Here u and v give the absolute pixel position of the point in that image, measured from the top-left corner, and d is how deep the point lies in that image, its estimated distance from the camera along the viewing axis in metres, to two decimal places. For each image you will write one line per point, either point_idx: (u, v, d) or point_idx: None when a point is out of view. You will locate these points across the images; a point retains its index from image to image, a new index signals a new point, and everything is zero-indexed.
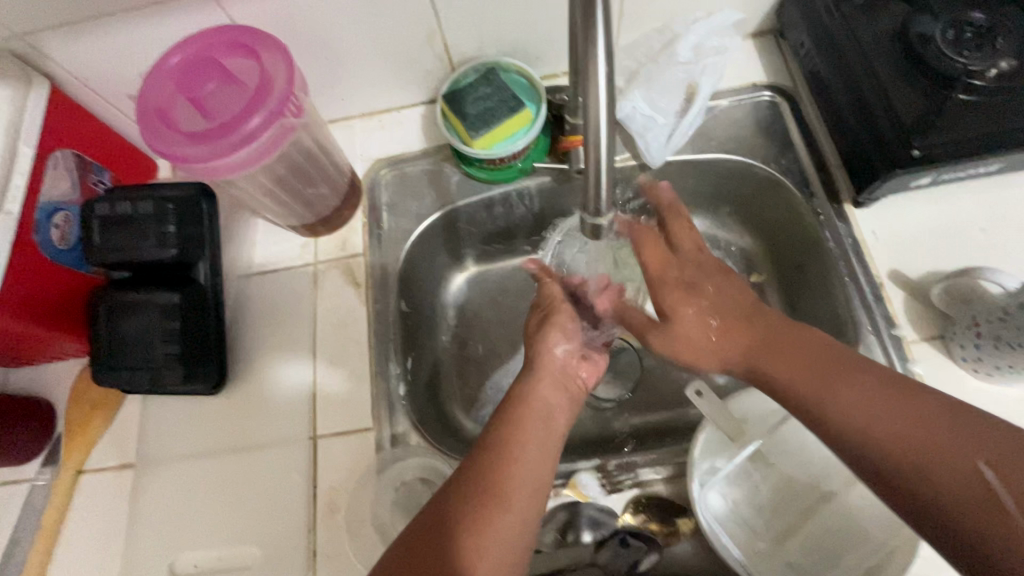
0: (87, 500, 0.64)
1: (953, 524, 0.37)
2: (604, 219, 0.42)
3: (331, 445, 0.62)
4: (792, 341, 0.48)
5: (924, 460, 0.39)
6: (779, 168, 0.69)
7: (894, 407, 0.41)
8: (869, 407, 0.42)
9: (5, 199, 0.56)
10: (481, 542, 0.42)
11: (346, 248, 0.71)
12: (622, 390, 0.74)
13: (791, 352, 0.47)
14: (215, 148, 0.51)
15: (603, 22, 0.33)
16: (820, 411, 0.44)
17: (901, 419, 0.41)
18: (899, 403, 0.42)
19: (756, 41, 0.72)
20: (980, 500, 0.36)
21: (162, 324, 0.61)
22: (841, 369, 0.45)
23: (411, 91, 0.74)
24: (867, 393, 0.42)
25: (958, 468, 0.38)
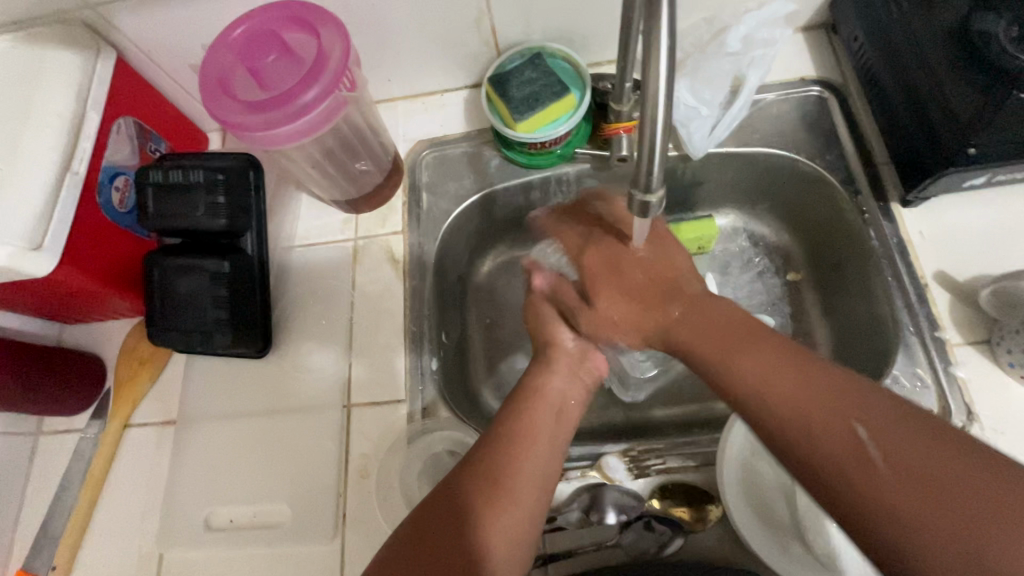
0: (132, 453, 0.67)
1: (821, 469, 0.39)
2: (654, 196, 0.42)
3: (363, 414, 0.64)
4: (689, 306, 0.54)
5: (808, 420, 0.40)
6: (824, 163, 0.68)
7: (760, 358, 0.45)
8: (758, 366, 0.45)
9: (73, 161, 0.59)
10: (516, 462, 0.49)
11: (385, 225, 0.73)
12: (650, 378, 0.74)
13: (686, 316, 0.53)
14: (273, 117, 0.53)
15: (668, 0, 0.34)
16: (715, 371, 0.48)
17: (784, 393, 0.42)
18: (793, 373, 0.43)
19: (806, 35, 0.71)
20: (850, 452, 0.38)
21: (212, 289, 0.64)
22: (733, 338, 0.48)
23: (456, 75, 0.75)
24: (761, 365, 0.45)
25: (831, 426, 0.39)
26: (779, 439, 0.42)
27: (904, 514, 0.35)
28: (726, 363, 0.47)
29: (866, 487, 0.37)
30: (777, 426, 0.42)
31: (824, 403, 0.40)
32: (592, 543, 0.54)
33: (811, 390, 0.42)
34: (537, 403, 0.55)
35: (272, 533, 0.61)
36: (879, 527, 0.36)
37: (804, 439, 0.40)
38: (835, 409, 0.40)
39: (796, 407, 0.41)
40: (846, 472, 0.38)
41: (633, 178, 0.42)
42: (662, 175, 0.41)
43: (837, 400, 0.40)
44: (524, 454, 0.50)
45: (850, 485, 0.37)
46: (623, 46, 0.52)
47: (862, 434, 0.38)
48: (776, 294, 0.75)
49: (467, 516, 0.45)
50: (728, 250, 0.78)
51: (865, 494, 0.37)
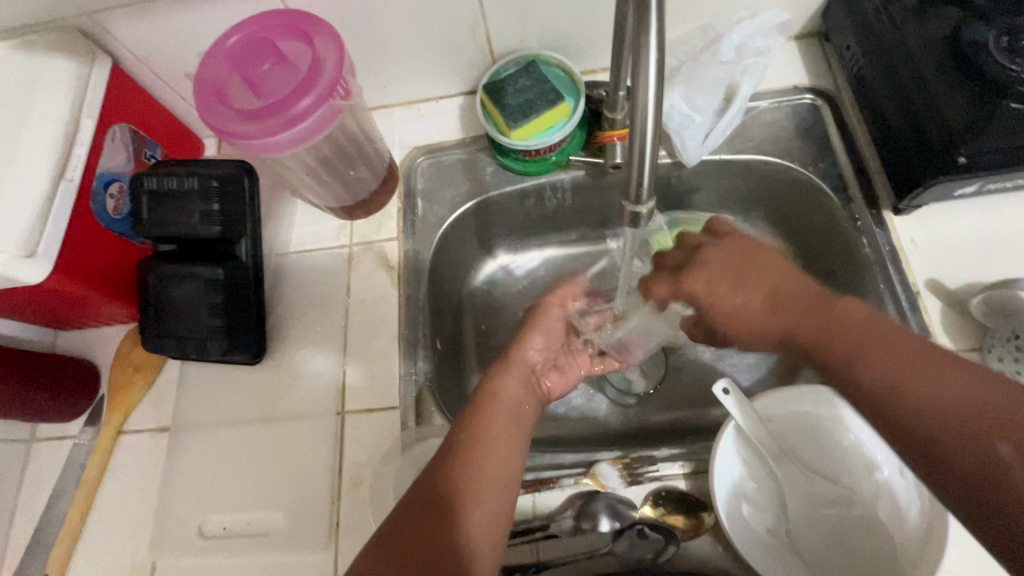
0: (125, 459, 0.67)
1: (942, 477, 0.39)
2: (643, 205, 0.42)
3: (358, 421, 0.64)
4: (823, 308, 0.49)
5: (938, 428, 0.39)
6: (817, 171, 0.68)
7: (887, 361, 0.43)
8: (894, 369, 0.43)
9: (67, 167, 0.58)
10: (476, 468, 0.48)
11: (380, 231, 0.73)
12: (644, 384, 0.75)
13: (815, 313, 0.49)
14: (266, 126, 0.53)
15: (658, 12, 0.35)
16: (840, 371, 0.46)
17: (944, 406, 0.40)
18: (930, 379, 0.41)
19: (800, 44, 0.72)
20: (979, 463, 0.37)
21: (206, 297, 0.64)
22: (857, 337, 0.46)
23: (452, 82, 0.75)
24: (887, 370, 0.43)
25: (975, 438, 0.38)
26: (907, 437, 0.41)
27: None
28: (853, 366, 0.45)
29: (997, 499, 0.36)
30: (909, 431, 0.41)
31: (977, 415, 0.38)
32: (585, 551, 0.54)
33: (947, 400, 0.40)
34: (494, 403, 0.54)
35: (265, 541, 0.61)
36: (991, 534, 0.36)
37: (940, 454, 0.39)
38: (962, 419, 0.39)
39: (920, 412, 0.40)
40: (983, 485, 0.36)
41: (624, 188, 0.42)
42: (653, 185, 0.42)
43: (956, 407, 0.39)
44: (482, 458, 0.49)
45: (986, 500, 0.36)
46: (615, 55, 0.53)
47: (1005, 450, 0.36)
48: None
49: (448, 509, 0.45)
50: None
51: (976, 504, 0.37)
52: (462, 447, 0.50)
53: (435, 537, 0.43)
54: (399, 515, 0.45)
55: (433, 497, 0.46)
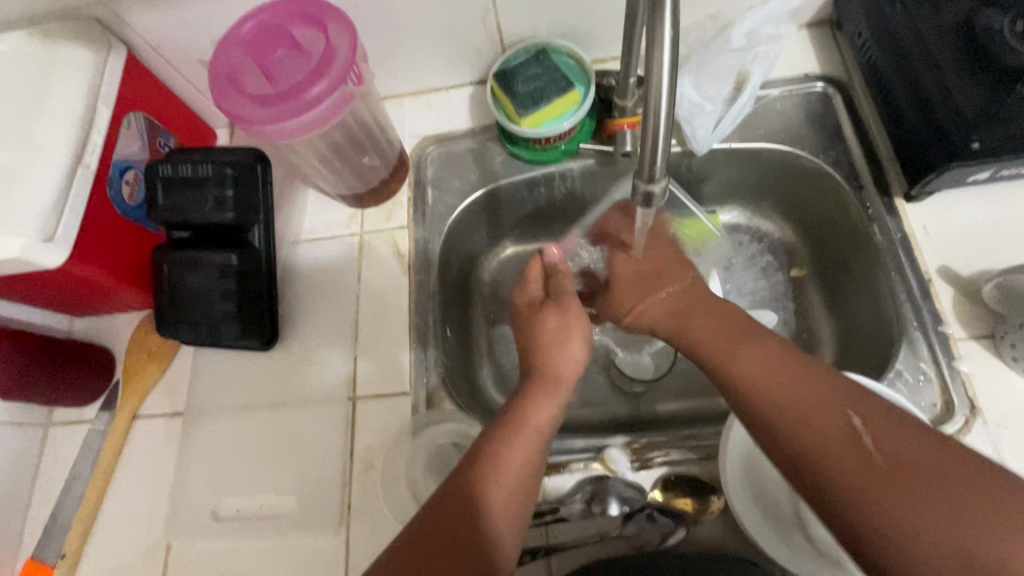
0: (140, 443, 0.68)
1: (803, 455, 0.41)
2: (657, 185, 0.43)
3: (368, 407, 0.65)
4: (707, 310, 0.55)
5: (794, 410, 0.43)
6: (828, 159, 0.68)
7: (753, 355, 0.47)
8: (760, 364, 0.47)
9: (84, 154, 0.60)
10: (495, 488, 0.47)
11: (390, 220, 0.73)
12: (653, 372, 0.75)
13: (698, 319, 0.55)
14: (280, 111, 0.53)
15: None
16: (715, 365, 0.49)
17: (801, 394, 0.43)
18: (787, 369, 0.45)
19: (811, 32, 0.72)
20: (835, 439, 0.40)
21: (220, 283, 0.65)
22: (732, 336, 0.51)
23: (462, 71, 0.76)
24: (760, 361, 0.47)
25: (824, 414, 0.41)
26: (773, 423, 0.43)
27: (871, 493, 0.37)
28: (726, 366, 0.49)
29: (845, 469, 0.39)
30: (771, 422, 0.43)
31: (827, 396, 0.42)
32: (595, 535, 0.54)
33: (811, 387, 0.43)
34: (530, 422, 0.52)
35: (277, 524, 0.62)
36: (844, 502, 0.38)
37: (808, 437, 0.41)
38: (818, 403, 0.42)
39: (791, 397, 0.43)
40: (838, 459, 0.39)
41: (636, 169, 0.43)
42: (666, 166, 0.42)
43: (817, 391, 0.43)
44: (504, 477, 0.48)
45: (837, 470, 0.39)
46: (626, 40, 0.53)
47: (855, 422, 0.40)
48: (780, 291, 0.76)
49: (469, 524, 0.45)
50: (733, 246, 0.78)
51: (836, 476, 0.39)
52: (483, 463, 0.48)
53: (460, 553, 0.44)
54: (418, 528, 0.45)
55: (465, 511, 0.46)
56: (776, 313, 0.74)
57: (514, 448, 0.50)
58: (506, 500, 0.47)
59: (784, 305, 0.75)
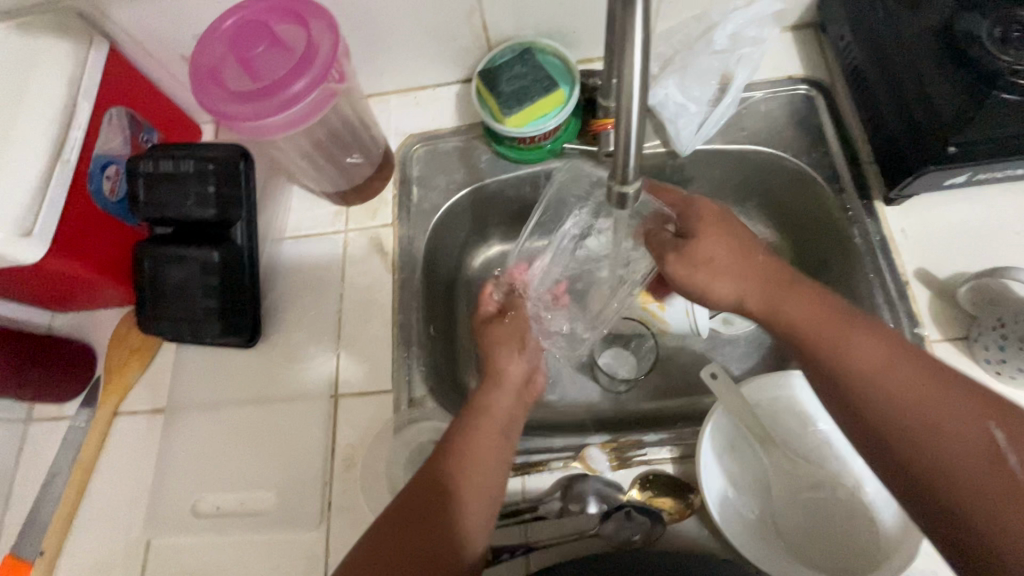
0: (120, 440, 0.68)
1: (919, 461, 0.44)
2: (629, 186, 0.43)
3: (351, 404, 0.65)
4: (800, 293, 0.52)
5: (916, 415, 0.45)
6: (810, 161, 0.68)
7: (863, 348, 0.48)
8: (879, 361, 0.47)
9: (63, 150, 0.59)
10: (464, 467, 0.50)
11: (375, 218, 0.73)
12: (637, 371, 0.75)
13: (793, 294, 0.53)
14: (260, 108, 0.53)
15: None
16: (829, 355, 0.49)
17: (923, 397, 0.45)
18: (915, 373, 0.46)
19: (794, 34, 0.72)
20: (974, 452, 0.42)
21: (202, 279, 0.64)
22: (842, 320, 0.50)
23: (448, 69, 0.76)
24: (879, 359, 0.47)
25: (962, 428, 0.43)
26: (884, 425, 0.46)
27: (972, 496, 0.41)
28: (838, 354, 0.49)
29: (958, 472, 0.42)
30: (891, 419, 0.45)
31: (959, 407, 0.44)
32: (573, 532, 0.55)
33: (923, 394, 0.45)
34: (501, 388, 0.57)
35: (258, 520, 0.62)
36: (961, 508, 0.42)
37: (921, 442, 0.44)
38: (936, 411, 0.44)
39: (895, 403, 0.45)
40: (971, 472, 0.42)
41: (611, 170, 0.43)
42: (639, 168, 0.43)
43: (940, 394, 0.45)
44: (471, 456, 0.51)
45: (944, 476, 0.43)
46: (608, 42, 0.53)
47: (997, 436, 0.42)
48: None
49: (441, 498, 0.48)
50: None
51: (951, 478, 0.42)
52: (451, 444, 0.52)
53: (436, 509, 0.48)
54: (405, 496, 0.49)
55: (440, 475, 0.50)
56: None
57: (489, 404, 0.55)
58: (475, 482, 0.50)
59: None
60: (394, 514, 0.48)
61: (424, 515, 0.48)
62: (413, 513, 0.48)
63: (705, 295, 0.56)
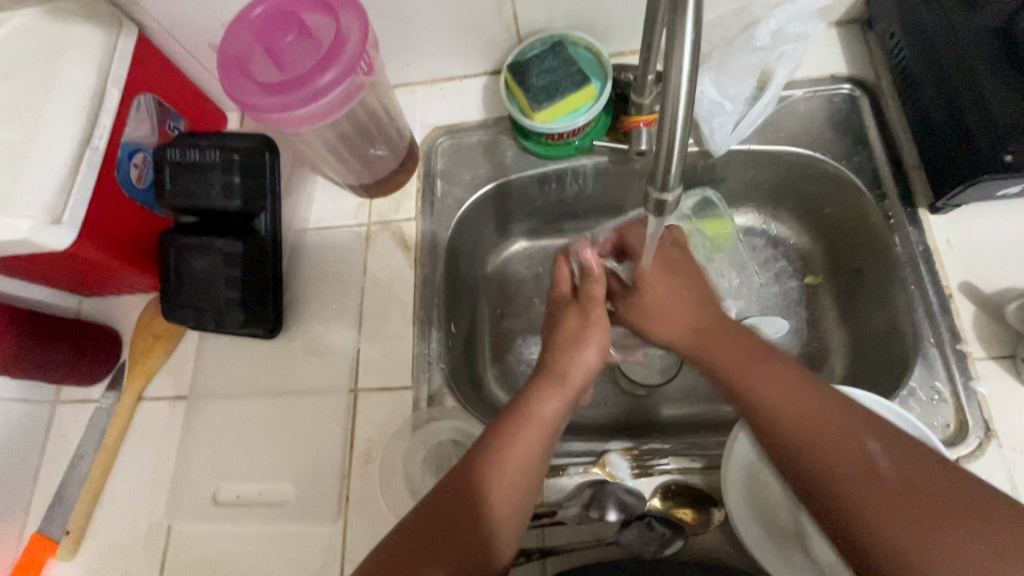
0: (144, 425, 0.69)
1: (835, 491, 0.43)
2: (671, 196, 0.41)
3: (370, 399, 0.65)
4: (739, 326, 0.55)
5: (825, 441, 0.44)
6: (851, 165, 0.66)
7: (772, 374, 0.48)
8: (784, 387, 0.47)
9: (93, 136, 0.59)
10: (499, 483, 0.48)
11: (398, 211, 0.72)
12: (656, 377, 0.74)
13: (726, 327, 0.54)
14: (288, 100, 0.52)
15: None
16: (734, 383, 0.50)
17: (822, 421, 0.45)
18: (816, 398, 0.46)
19: (839, 30, 0.69)
20: (859, 475, 0.42)
21: (225, 270, 0.64)
22: (757, 351, 0.51)
23: (476, 61, 0.74)
24: (780, 385, 0.48)
25: (845, 448, 0.43)
26: (792, 453, 0.45)
27: (883, 529, 0.40)
28: (745, 387, 0.49)
29: (864, 503, 0.41)
30: (795, 440, 0.45)
31: (849, 424, 0.44)
32: (591, 539, 0.55)
33: (829, 418, 0.45)
34: (535, 428, 0.50)
35: (276, 512, 0.62)
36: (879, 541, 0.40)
37: (831, 466, 0.43)
38: (843, 432, 0.44)
39: (799, 426, 0.45)
40: (854, 490, 0.42)
41: (650, 176, 0.41)
42: (680, 174, 0.40)
43: (829, 418, 0.45)
44: (511, 468, 0.48)
45: (863, 512, 0.41)
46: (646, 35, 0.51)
47: (873, 449, 0.43)
48: (793, 298, 0.73)
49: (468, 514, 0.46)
50: (745, 251, 0.76)
51: (863, 509, 0.41)
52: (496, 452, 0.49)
53: (458, 527, 0.46)
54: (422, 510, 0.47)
55: (463, 493, 0.47)
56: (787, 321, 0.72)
57: (543, 408, 0.52)
58: (507, 498, 0.48)
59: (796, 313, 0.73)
60: (415, 521, 0.46)
61: (444, 530, 0.46)
62: (434, 522, 0.46)
63: (651, 304, 0.60)
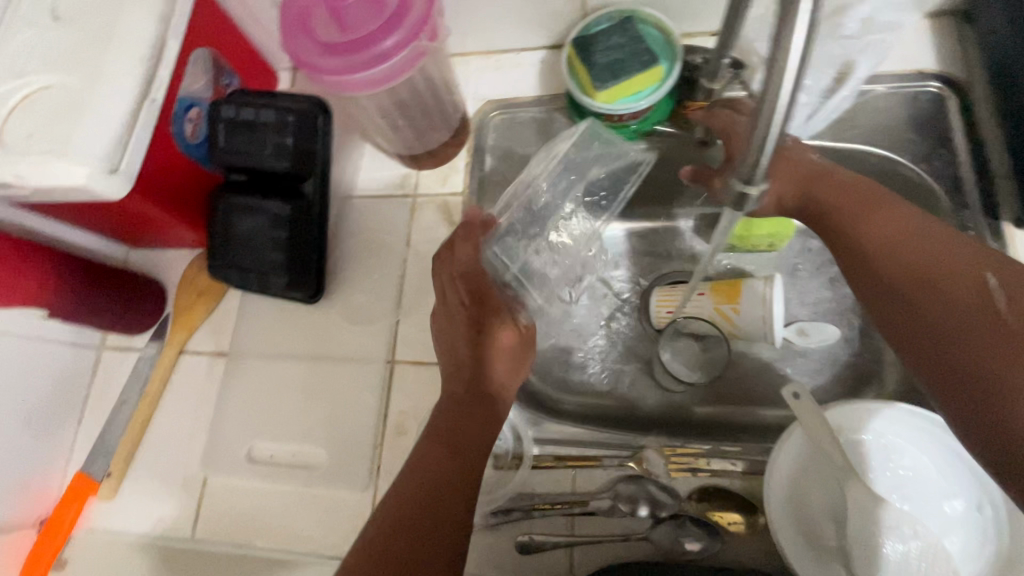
0: (185, 377, 0.70)
1: (935, 320, 0.45)
2: (755, 188, 0.37)
3: (406, 370, 0.65)
4: (863, 189, 0.54)
5: (925, 274, 0.47)
6: (930, 169, 0.62)
7: (889, 216, 0.52)
8: (896, 230, 0.51)
9: (152, 88, 0.58)
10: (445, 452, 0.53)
11: (446, 184, 0.71)
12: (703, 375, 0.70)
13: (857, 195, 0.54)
14: (351, 62, 0.51)
15: None
16: (843, 227, 0.54)
17: (919, 253, 0.49)
18: (918, 237, 0.50)
19: (933, 21, 0.64)
20: (976, 300, 0.44)
21: (272, 232, 0.64)
22: (883, 196, 0.54)
23: (537, 33, 0.72)
24: (887, 224, 0.51)
25: (961, 281, 0.45)
26: (891, 283, 0.49)
27: (987, 355, 0.41)
28: (854, 224, 0.53)
29: (972, 327, 0.43)
30: (901, 278, 0.48)
31: (965, 259, 0.47)
32: (621, 533, 0.54)
33: (944, 253, 0.48)
34: (456, 431, 0.54)
35: (308, 473, 0.63)
36: (981, 362, 0.41)
37: (936, 307, 0.46)
38: (945, 268, 0.47)
39: (903, 266, 0.49)
40: (956, 313, 0.44)
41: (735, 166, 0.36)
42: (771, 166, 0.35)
43: (941, 254, 0.48)
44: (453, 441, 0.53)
45: (976, 337, 0.42)
46: (732, 8, 0.49)
47: (990, 282, 0.44)
48: (847, 303, 0.72)
49: (437, 487, 0.51)
50: (800, 252, 0.75)
51: (965, 333, 0.43)
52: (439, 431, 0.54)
53: (436, 499, 0.50)
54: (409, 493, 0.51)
55: (429, 472, 0.52)
56: (837, 328, 0.71)
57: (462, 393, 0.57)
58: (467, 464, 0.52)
59: (848, 318, 0.72)
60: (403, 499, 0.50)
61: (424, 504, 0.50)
62: (417, 498, 0.50)
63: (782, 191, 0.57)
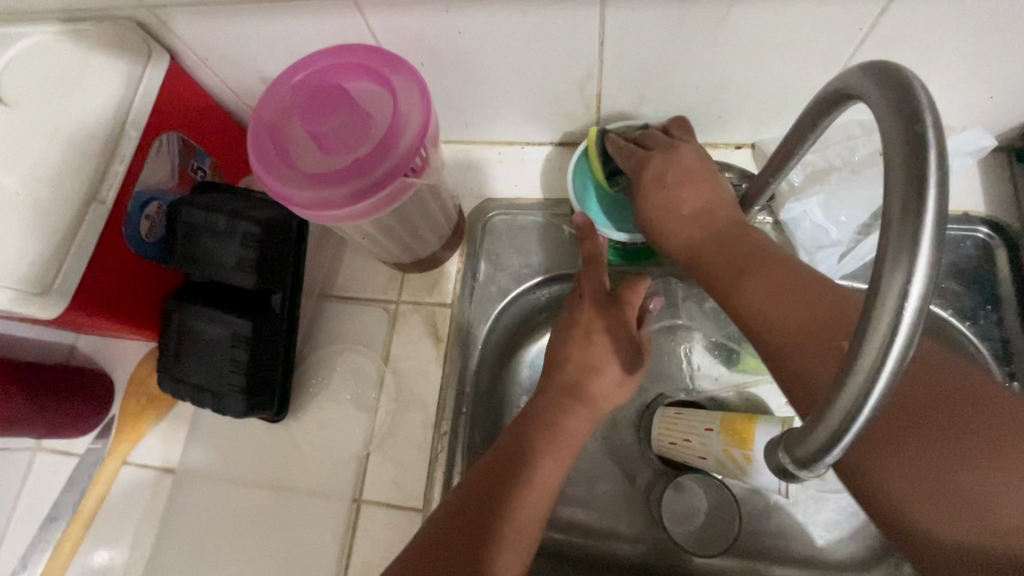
0: (124, 494, 0.62)
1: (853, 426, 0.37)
2: (811, 473, 0.27)
3: (374, 513, 0.57)
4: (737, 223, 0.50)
5: (796, 326, 0.42)
6: (976, 329, 0.55)
7: (760, 274, 0.46)
8: (768, 282, 0.45)
9: (100, 188, 0.51)
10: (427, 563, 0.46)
11: (435, 293, 0.64)
12: (708, 535, 0.62)
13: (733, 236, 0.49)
14: (328, 195, 0.44)
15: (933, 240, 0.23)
16: (722, 286, 0.48)
17: (779, 286, 0.44)
18: (789, 286, 0.44)
19: (983, 159, 0.58)
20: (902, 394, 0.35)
21: (230, 351, 0.55)
22: (755, 250, 0.47)
23: (545, 130, 0.65)
24: (761, 277, 0.46)
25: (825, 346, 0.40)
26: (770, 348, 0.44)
27: (921, 491, 0.33)
28: (726, 287, 0.48)
29: (882, 425, 0.35)
30: (769, 307, 0.44)
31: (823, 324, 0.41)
32: None
33: (786, 307, 0.43)
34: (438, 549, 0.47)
35: None
36: (903, 491, 0.34)
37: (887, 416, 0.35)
38: (799, 290, 0.43)
39: (778, 321, 0.43)
40: (890, 432, 0.35)
41: (791, 441, 0.27)
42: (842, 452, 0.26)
43: (798, 283, 0.44)
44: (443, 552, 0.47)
45: (910, 455, 0.34)
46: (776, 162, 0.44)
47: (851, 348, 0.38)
48: None
49: None
50: None
51: (874, 443, 0.36)
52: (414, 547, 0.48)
53: None
54: None
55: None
56: None
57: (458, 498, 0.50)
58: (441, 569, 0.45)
59: None
60: None
61: None
62: None
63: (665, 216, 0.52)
